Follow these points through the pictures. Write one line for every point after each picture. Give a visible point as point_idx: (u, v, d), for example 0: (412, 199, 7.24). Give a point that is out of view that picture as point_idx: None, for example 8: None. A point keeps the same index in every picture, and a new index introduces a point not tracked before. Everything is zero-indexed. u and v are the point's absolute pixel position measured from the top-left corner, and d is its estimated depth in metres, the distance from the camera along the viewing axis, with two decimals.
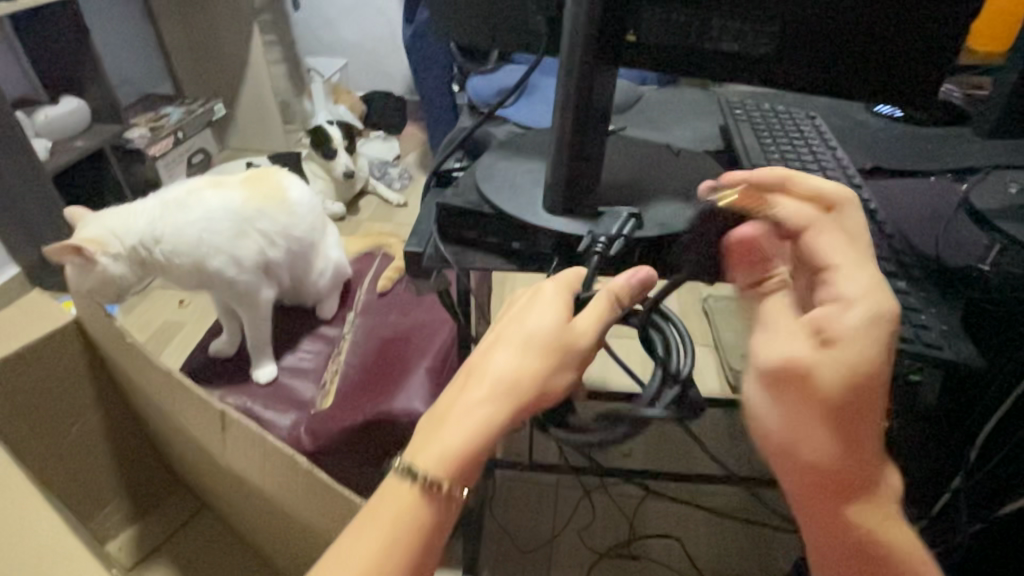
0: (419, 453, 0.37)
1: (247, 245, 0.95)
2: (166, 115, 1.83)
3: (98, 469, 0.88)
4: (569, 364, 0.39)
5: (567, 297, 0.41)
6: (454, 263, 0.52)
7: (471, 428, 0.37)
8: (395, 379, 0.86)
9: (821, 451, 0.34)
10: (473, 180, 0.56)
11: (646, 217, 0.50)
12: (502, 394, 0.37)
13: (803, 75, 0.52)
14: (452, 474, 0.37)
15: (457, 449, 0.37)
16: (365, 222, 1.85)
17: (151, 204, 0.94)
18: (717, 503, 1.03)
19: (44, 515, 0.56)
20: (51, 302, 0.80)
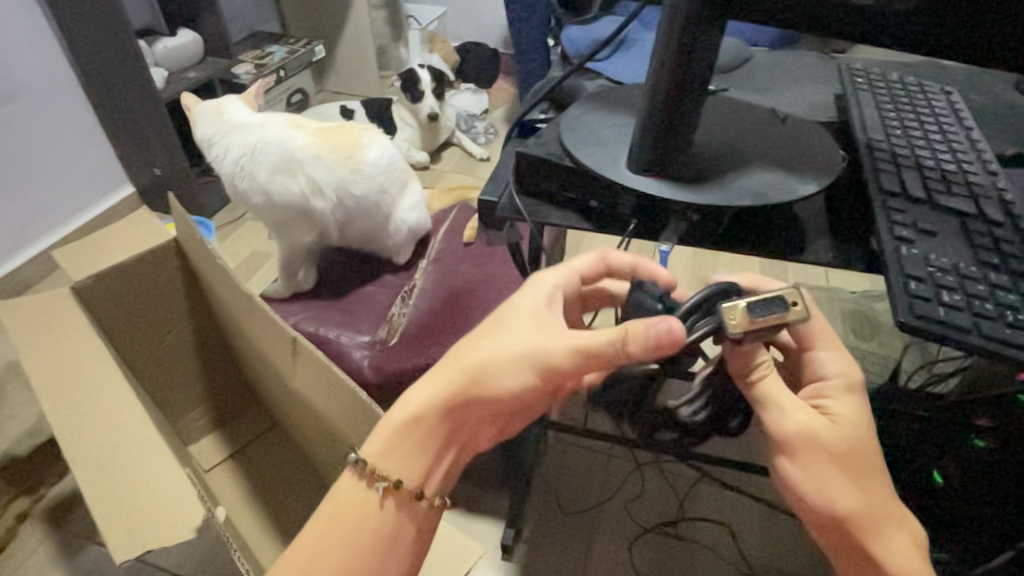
0: (373, 439, 0.44)
1: (292, 184, 0.99)
2: (271, 54, 1.90)
3: (182, 380, 0.96)
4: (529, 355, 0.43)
5: (539, 299, 0.47)
6: (529, 217, 0.50)
7: (427, 401, 0.43)
8: (460, 329, 0.88)
9: (838, 430, 0.39)
10: (556, 132, 0.53)
11: (743, 183, 0.45)
12: (457, 378, 0.43)
13: (951, 40, 0.45)
14: (399, 457, 0.44)
15: (400, 420, 0.44)
16: (447, 174, 1.88)
17: (235, 115, 1.03)
18: (775, 496, 0.99)
19: (134, 409, 0.63)
20: (155, 219, 0.86)
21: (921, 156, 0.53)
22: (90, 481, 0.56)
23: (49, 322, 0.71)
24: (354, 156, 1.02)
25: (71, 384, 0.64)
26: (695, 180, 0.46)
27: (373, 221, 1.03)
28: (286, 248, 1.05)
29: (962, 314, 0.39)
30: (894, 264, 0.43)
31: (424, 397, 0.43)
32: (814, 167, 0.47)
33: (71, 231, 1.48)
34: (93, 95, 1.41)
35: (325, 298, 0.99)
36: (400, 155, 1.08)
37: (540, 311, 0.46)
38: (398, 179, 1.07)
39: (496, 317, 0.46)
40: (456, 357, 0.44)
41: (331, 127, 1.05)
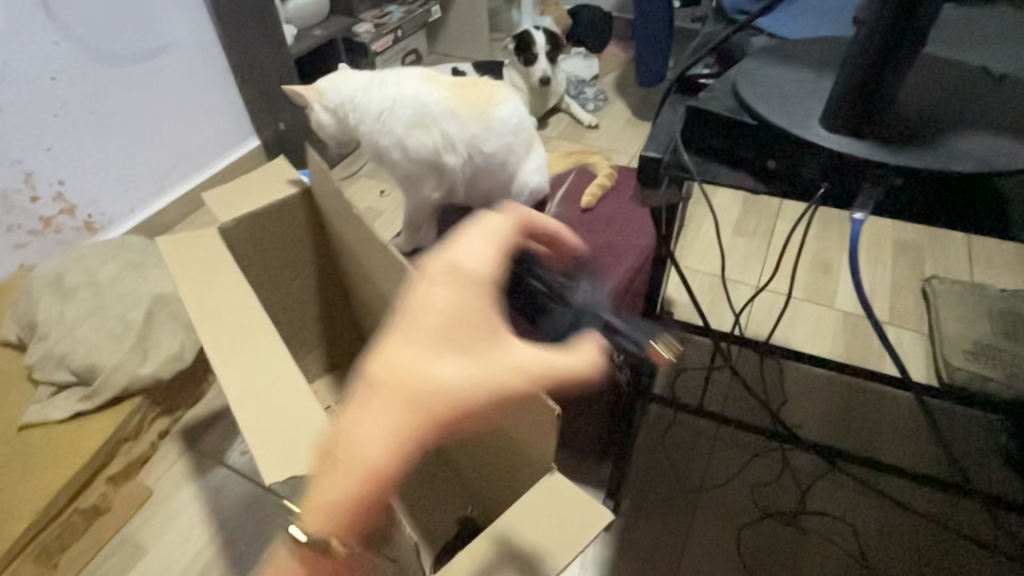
0: (311, 508, 0.38)
1: (424, 139, 1.01)
2: (389, 13, 1.93)
3: (305, 321, 1.02)
4: (475, 380, 0.38)
5: (485, 291, 0.42)
6: (697, 175, 0.48)
7: (363, 460, 0.36)
8: None
9: None
10: (730, 85, 0.49)
11: (964, 145, 0.41)
12: (418, 412, 0.37)
13: None
14: (339, 518, 0.37)
15: (346, 488, 0.36)
16: (553, 139, 1.85)
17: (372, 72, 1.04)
18: (904, 497, 0.93)
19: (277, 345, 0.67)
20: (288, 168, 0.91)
21: None
22: (238, 399, 0.62)
23: (200, 260, 0.76)
24: (487, 113, 1.02)
25: (225, 312, 0.70)
26: (900, 141, 0.41)
27: (499, 178, 1.06)
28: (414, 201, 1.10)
29: None
30: None
31: (377, 452, 0.36)
32: None
33: (207, 175, 1.58)
34: (231, 49, 1.50)
35: None
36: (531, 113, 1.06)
37: (464, 300, 0.41)
38: (527, 138, 1.05)
39: (413, 341, 0.39)
40: (409, 387, 0.37)
41: (463, 82, 1.04)
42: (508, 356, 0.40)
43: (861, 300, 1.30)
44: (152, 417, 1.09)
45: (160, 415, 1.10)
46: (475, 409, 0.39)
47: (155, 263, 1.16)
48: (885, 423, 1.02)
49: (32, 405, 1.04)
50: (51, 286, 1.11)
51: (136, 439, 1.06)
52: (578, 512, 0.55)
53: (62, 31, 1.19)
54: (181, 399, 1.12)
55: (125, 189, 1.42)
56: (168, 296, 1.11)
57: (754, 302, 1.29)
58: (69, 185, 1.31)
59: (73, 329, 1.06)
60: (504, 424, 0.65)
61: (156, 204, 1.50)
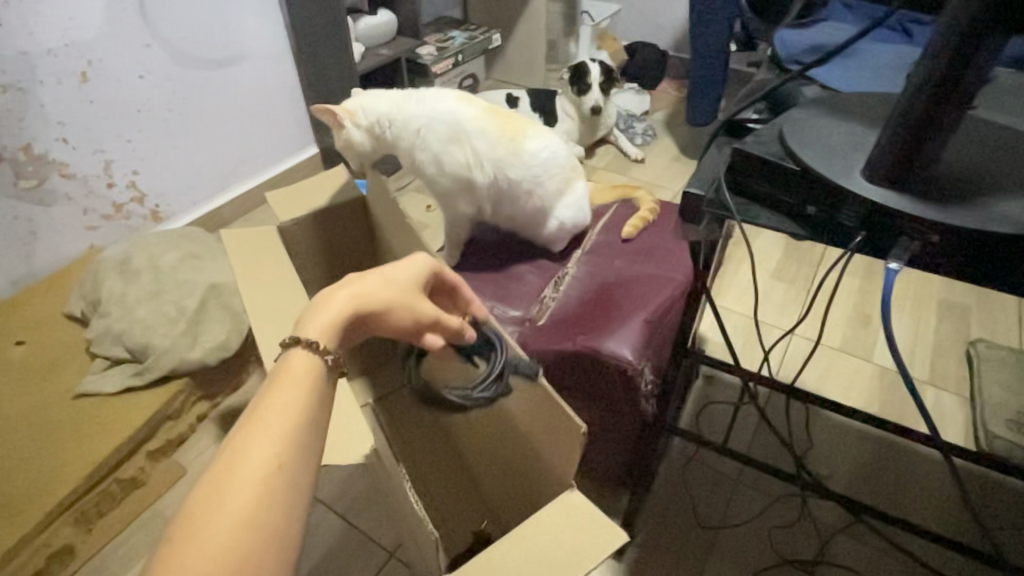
0: (313, 321, 0.48)
1: (456, 153, 1.08)
2: (452, 38, 2.02)
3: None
4: (408, 297, 0.55)
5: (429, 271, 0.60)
6: (737, 216, 0.50)
7: (345, 307, 0.50)
8: (613, 321, 0.88)
9: None
10: (776, 133, 0.52)
11: (996, 208, 0.42)
12: (373, 293, 0.53)
13: None
14: (328, 327, 0.48)
15: (334, 312, 0.49)
16: (599, 170, 1.89)
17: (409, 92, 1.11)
18: (931, 559, 0.90)
19: None
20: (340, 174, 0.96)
21: None
22: None
23: (258, 253, 0.81)
24: (517, 143, 1.07)
25: (276, 304, 0.75)
26: (941, 199, 0.43)
27: (524, 207, 1.07)
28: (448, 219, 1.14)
29: None
30: None
31: (351, 295, 0.51)
32: None
33: (267, 177, 1.66)
34: (303, 61, 1.59)
35: (482, 270, 1.04)
36: (563, 148, 1.10)
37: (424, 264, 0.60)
38: (557, 173, 1.08)
39: (410, 281, 0.57)
40: (384, 281, 0.55)
41: (498, 109, 1.10)
42: (405, 283, 0.56)
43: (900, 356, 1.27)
44: (194, 401, 1.14)
45: (200, 399, 1.15)
46: (398, 320, 0.54)
47: (212, 254, 1.23)
48: (914, 481, 0.99)
49: (89, 376, 1.11)
50: (117, 267, 1.18)
51: (177, 419, 1.12)
52: (593, 525, 0.56)
53: (154, 35, 1.30)
54: (222, 385, 1.18)
55: (190, 184, 1.51)
56: (221, 286, 1.17)
57: (787, 348, 1.29)
58: (142, 175, 1.40)
59: (132, 309, 1.13)
60: (531, 438, 0.67)
61: (217, 200, 1.58)
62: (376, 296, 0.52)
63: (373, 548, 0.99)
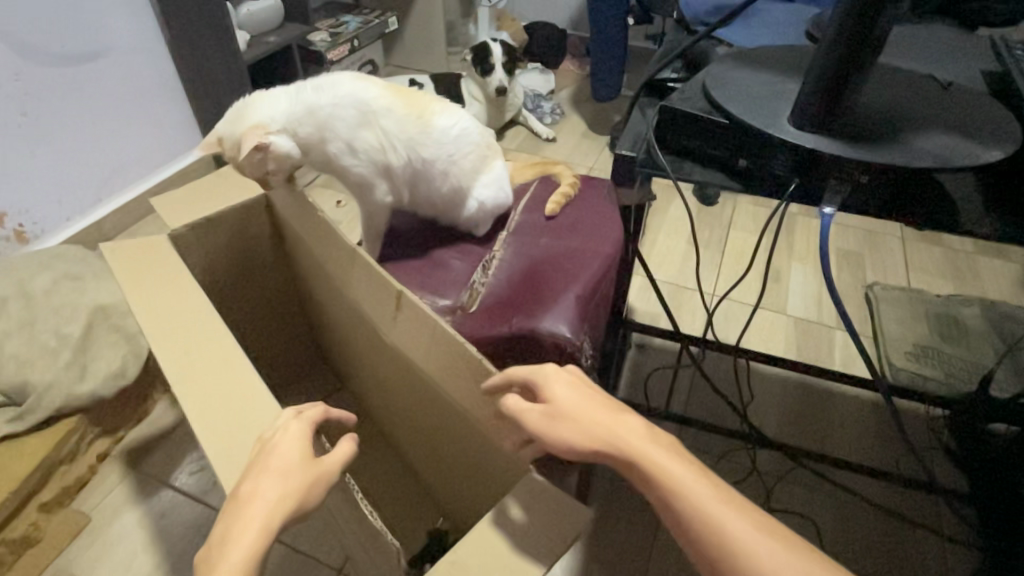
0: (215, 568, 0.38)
1: (367, 138, 1.00)
2: (345, 23, 1.92)
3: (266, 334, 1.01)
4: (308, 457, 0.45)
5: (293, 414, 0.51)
6: (671, 173, 0.49)
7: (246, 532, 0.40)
8: (548, 299, 0.86)
9: None
10: (699, 87, 0.51)
11: (917, 144, 0.42)
12: (271, 501, 0.41)
13: None
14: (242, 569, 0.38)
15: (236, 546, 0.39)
16: (512, 152, 1.87)
17: (307, 85, 1.01)
18: (861, 489, 0.97)
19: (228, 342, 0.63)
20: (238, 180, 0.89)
21: None
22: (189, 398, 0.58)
23: (151, 264, 0.72)
24: (423, 119, 1.02)
25: (176, 316, 0.66)
26: (868, 140, 0.43)
27: (439, 187, 1.02)
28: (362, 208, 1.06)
29: None
30: None
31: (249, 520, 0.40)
32: (992, 133, 0.44)
33: (151, 183, 1.51)
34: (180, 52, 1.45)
35: (405, 260, 0.99)
36: (473, 121, 1.06)
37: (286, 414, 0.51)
38: (471, 150, 1.03)
39: (297, 445, 0.46)
40: (261, 474, 0.43)
41: (399, 88, 1.05)
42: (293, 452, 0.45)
43: (810, 305, 1.35)
44: (91, 439, 1.01)
45: (99, 436, 1.03)
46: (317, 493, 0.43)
47: (95, 272, 1.10)
48: (839, 418, 1.06)
49: None
50: None
51: (72, 462, 0.99)
52: None
53: None
54: (123, 417, 1.06)
55: (60, 197, 1.34)
56: (110, 307, 1.04)
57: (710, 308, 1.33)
58: None
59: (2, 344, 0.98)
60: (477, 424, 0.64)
61: (95, 214, 1.42)
62: (281, 496, 0.42)
63: (317, 569, 0.92)
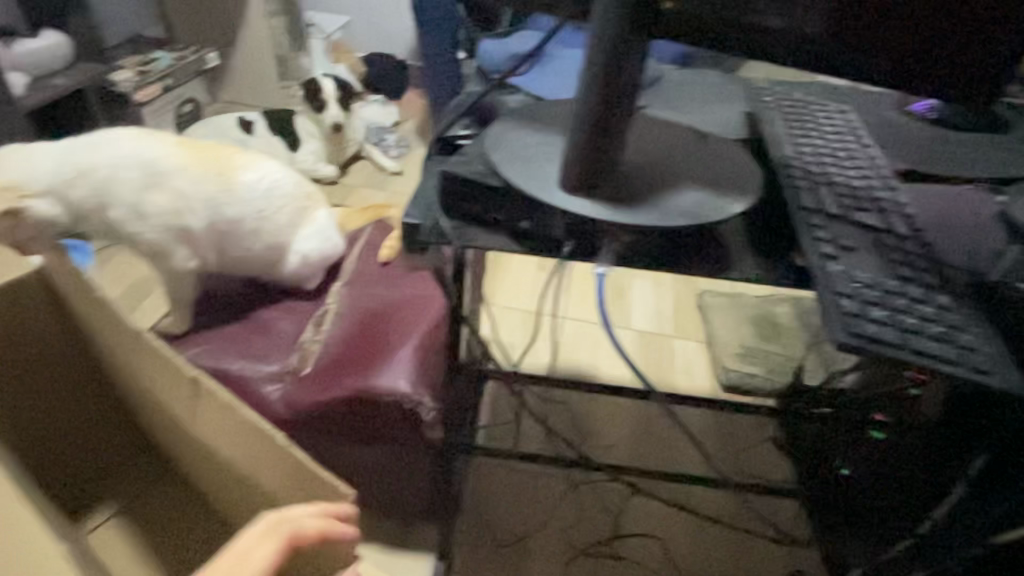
0: None
1: (157, 201, 0.91)
2: (155, 60, 1.75)
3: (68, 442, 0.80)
4: None
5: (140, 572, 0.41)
6: (455, 240, 0.46)
7: None
8: (379, 356, 0.83)
9: None
10: (480, 150, 0.51)
11: (671, 202, 0.45)
12: None
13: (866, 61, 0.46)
14: None
15: None
16: (357, 189, 1.81)
17: (77, 142, 0.90)
18: (696, 501, 1.02)
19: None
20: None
21: (832, 172, 0.53)
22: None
23: None
24: (226, 176, 0.94)
25: None
26: (627, 201, 0.45)
27: (252, 247, 0.94)
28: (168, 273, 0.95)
29: (888, 329, 0.37)
30: (820, 279, 0.41)
31: None
32: (735, 185, 0.48)
33: None
34: None
35: (223, 327, 0.89)
36: (286, 174, 0.99)
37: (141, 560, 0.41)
38: (285, 205, 0.97)
39: None
40: None
41: (197, 142, 0.96)
42: None
43: (653, 319, 1.44)
44: None
45: None
46: None
47: None
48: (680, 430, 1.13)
49: None
50: None
51: None
52: None
53: None
54: None
55: None
56: None
57: (562, 333, 1.36)
58: None
59: None
60: None
61: None
62: None
63: None
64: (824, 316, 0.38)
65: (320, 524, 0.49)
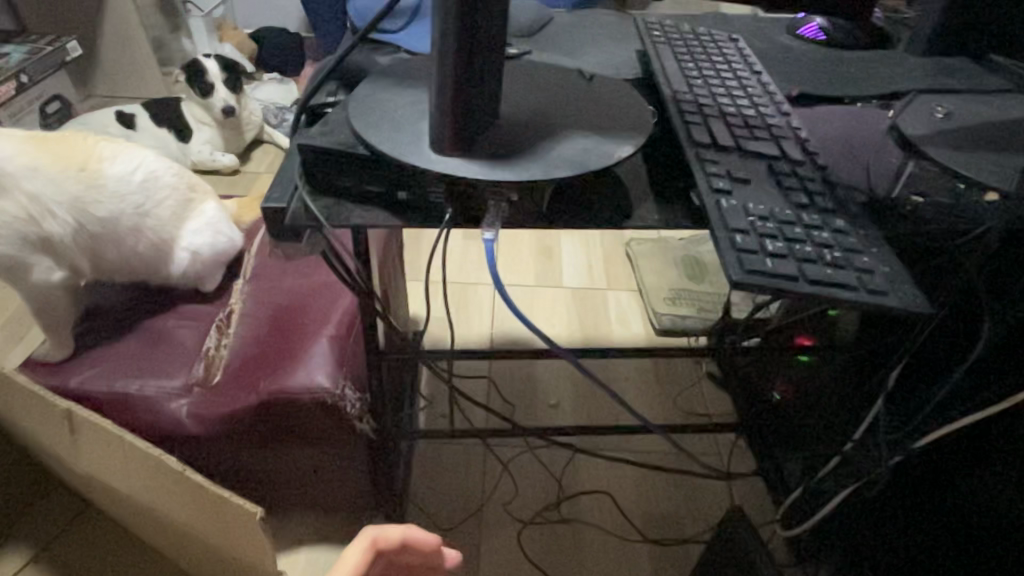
0: None
1: (5, 209, 0.77)
2: (4, 56, 1.55)
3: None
4: None
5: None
6: (327, 222, 0.41)
7: None
8: (291, 352, 0.77)
9: None
10: (345, 117, 0.45)
11: (556, 152, 0.41)
12: None
13: None
14: None
15: None
16: (262, 176, 1.69)
17: None
18: (643, 452, 1.03)
19: None
20: None
21: (723, 103, 0.51)
22: None
23: None
24: (89, 171, 0.84)
25: None
26: (509, 155, 0.41)
27: (132, 248, 0.85)
28: (33, 293, 0.83)
29: (786, 262, 0.36)
30: (718, 219, 0.38)
31: None
32: (624, 126, 0.44)
33: None
34: None
35: (113, 345, 0.81)
36: (162, 163, 0.90)
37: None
38: (166, 197, 0.88)
39: None
40: None
41: (46, 136, 0.84)
42: None
43: (583, 274, 1.42)
44: None
45: None
46: None
47: None
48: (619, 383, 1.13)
49: None
50: None
51: None
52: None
53: None
54: None
55: None
56: None
57: (494, 301, 1.33)
58: None
59: None
60: (222, 547, 0.54)
61: None
62: None
63: None
64: (720, 255, 0.36)
65: (401, 529, 0.51)
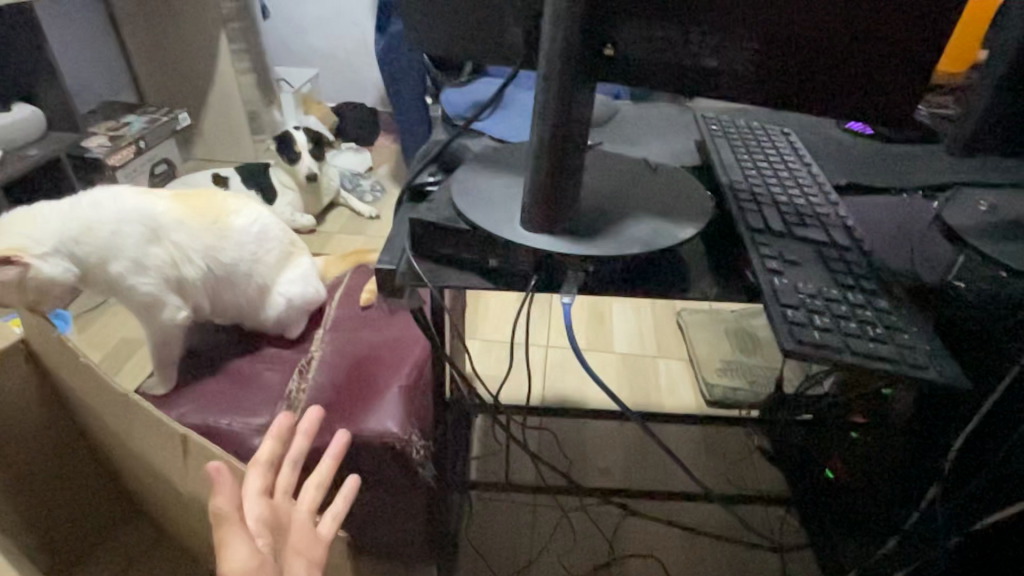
0: None
1: (158, 254, 0.92)
2: (126, 125, 1.77)
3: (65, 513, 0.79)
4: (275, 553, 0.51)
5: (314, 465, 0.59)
6: (429, 282, 0.49)
7: None
8: (364, 398, 0.83)
9: None
10: (448, 195, 0.54)
11: (628, 232, 0.48)
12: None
13: (792, 88, 0.50)
14: None
15: None
16: (335, 235, 1.83)
17: (79, 204, 0.90)
18: (694, 521, 1.03)
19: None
20: None
21: (776, 193, 0.57)
22: None
23: None
24: (220, 223, 0.97)
25: None
26: (589, 234, 0.48)
27: (244, 292, 0.96)
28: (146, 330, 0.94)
29: (832, 335, 0.41)
30: (771, 294, 0.44)
31: None
32: (687, 211, 0.51)
33: None
34: None
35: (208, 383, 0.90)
36: (274, 219, 1.03)
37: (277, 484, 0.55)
38: (274, 248, 1.00)
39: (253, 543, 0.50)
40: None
41: (187, 194, 0.99)
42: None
43: (633, 341, 1.46)
44: None
45: None
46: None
47: None
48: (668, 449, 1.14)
49: None
50: None
51: None
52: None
53: None
54: None
55: None
56: None
57: (546, 362, 1.38)
58: None
59: None
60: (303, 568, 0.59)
61: None
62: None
63: None
64: (773, 326, 0.41)
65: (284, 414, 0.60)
